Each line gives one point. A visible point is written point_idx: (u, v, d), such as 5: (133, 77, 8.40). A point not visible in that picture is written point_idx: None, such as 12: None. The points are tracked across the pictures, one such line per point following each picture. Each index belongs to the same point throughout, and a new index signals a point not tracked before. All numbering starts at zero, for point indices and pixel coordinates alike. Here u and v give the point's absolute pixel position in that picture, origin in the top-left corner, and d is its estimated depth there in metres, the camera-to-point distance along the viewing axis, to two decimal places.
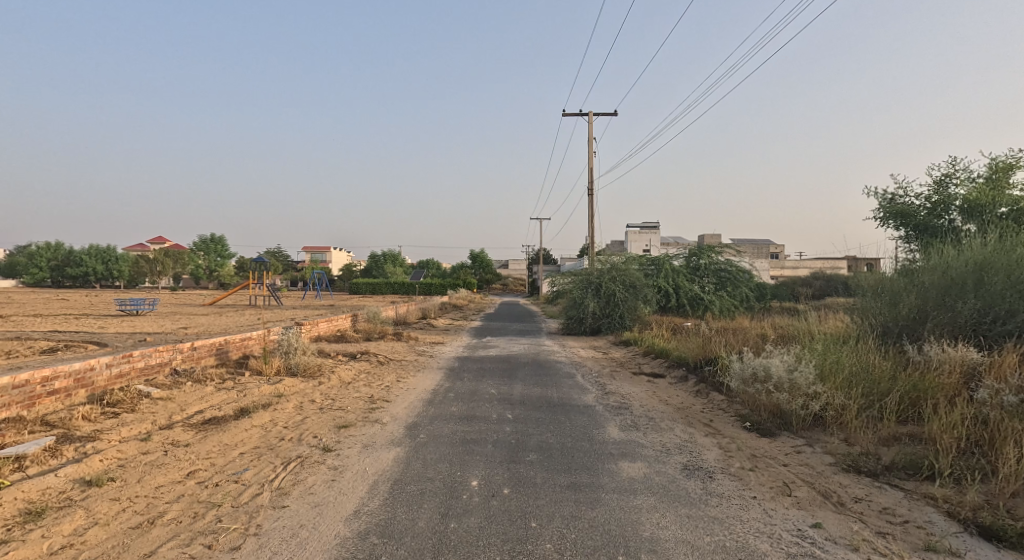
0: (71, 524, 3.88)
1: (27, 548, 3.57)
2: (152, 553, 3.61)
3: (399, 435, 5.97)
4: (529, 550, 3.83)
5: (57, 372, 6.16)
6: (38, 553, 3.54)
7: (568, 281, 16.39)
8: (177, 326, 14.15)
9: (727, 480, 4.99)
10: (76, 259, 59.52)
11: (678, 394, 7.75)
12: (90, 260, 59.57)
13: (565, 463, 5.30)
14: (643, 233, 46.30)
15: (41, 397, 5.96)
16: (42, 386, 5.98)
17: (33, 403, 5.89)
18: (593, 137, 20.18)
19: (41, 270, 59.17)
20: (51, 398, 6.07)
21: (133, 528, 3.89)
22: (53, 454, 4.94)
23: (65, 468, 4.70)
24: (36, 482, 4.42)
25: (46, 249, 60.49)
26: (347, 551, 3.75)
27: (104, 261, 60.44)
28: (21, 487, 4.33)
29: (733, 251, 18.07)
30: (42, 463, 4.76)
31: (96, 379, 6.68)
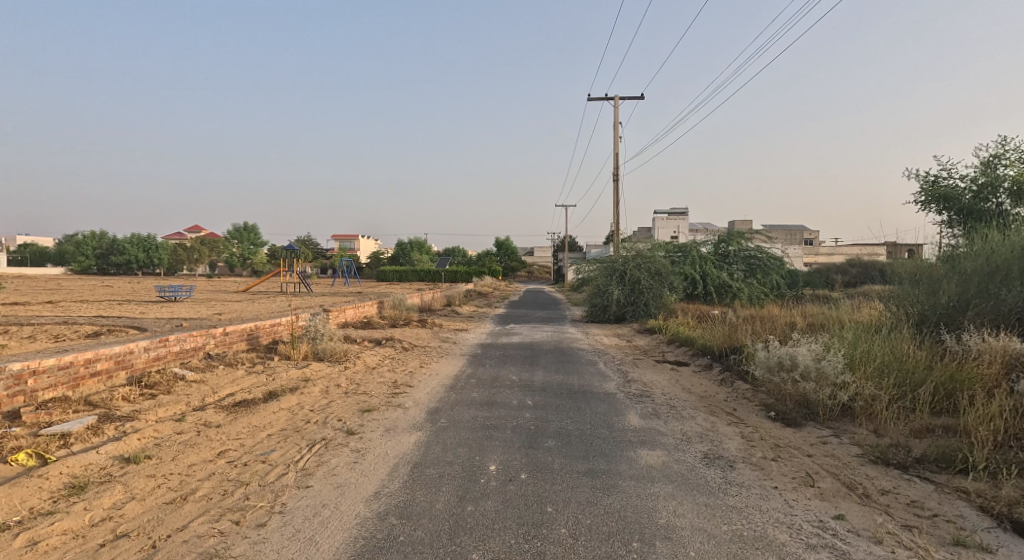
0: (111, 498, 4.12)
1: (70, 520, 3.80)
2: (185, 528, 3.79)
3: (421, 419, 6.08)
4: (544, 534, 3.90)
5: (99, 354, 6.48)
6: (80, 524, 3.77)
7: (592, 269, 16.29)
8: (212, 312, 14.64)
9: (748, 470, 4.94)
10: (120, 248, 61.93)
11: (701, 382, 7.67)
12: (133, 248, 61.89)
13: (584, 450, 5.32)
14: (671, 219, 45.81)
15: (85, 378, 6.30)
16: (85, 367, 6.31)
17: (78, 384, 6.23)
18: (620, 121, 19.86)
19: (88, 259, 61.95)
20: (93, 379, 6.40)
21: (167, 503, 4.10)
22: (95, 432, 5.21)
23: (106, 445, 4.96)
24: (80, 458, 4.68)
25: (92, 238, 63.36)
26: (366, 531, 3.87)
27: (146, 250, 62.74)
28: (67, 462, 4.60)
29: (763, 237, 17.62)
30: (85, 440, 5.03)
31: (135, 361, 7.00)
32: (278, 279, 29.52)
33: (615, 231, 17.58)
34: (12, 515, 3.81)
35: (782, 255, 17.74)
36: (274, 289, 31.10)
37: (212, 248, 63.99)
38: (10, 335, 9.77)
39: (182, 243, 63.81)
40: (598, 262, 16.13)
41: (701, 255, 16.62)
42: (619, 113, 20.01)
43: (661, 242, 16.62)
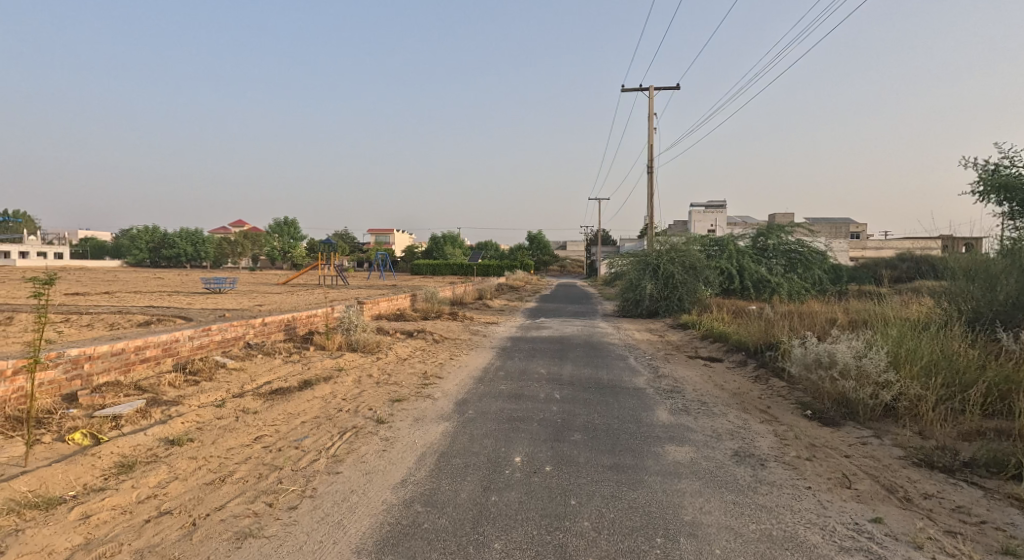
0: (156, 477, 4.33)
1: (119, 496, 4.02)
2: (222, 507, 3.96)
3: (449, 410, 6.16)
4: (567, 526, 3.90)
5: (148, 342, 6.82)
6: (128, 501, 3.98)
7: (625, 263, 16.10)
8: (253, 303, 15.18)
9: (781, 469, 4.72)
10: (171, 242, 64.78)
11: (735, 379, 7.47)
12: (183, 242, 64.67)
13: (610, 444, 5.27)
14: (709, 212, 44.71)
15: (135, 364, 6.63)
16: (136, 354, 6.64)
17: (129, 369, 6.56)
18: (655, 112, 19.47)
19: (142, 252, 65.13)
20: (143, 365, 6.73)
21: (207, 484, 4.28)
22: (143, 415, 5.48)
23: (153, 427, 5.22)
24: (129, 439, 4.94)
25: (146, 233, 66.54)
26: (392, 518, 3.95)
27: (195, 244, 65.42)
28: (117, 442, 4.86)
29: (806, 230, 17.03)
30: (134, 422, 5.30)
31: (180, 349, 7.31)
32: (316, 271, 30.22)
33: (649, 224, 17.31)
34: (67, 490, 4.06)
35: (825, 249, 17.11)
36: (312, 281, 31.89)
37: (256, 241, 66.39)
38: (69, 323, 10.38)
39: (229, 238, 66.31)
40: (631, 255, 15.92)
41: (738, 249, 16.21)
42: (655, 103, 19.58)
43: (697, 235, 16.30)
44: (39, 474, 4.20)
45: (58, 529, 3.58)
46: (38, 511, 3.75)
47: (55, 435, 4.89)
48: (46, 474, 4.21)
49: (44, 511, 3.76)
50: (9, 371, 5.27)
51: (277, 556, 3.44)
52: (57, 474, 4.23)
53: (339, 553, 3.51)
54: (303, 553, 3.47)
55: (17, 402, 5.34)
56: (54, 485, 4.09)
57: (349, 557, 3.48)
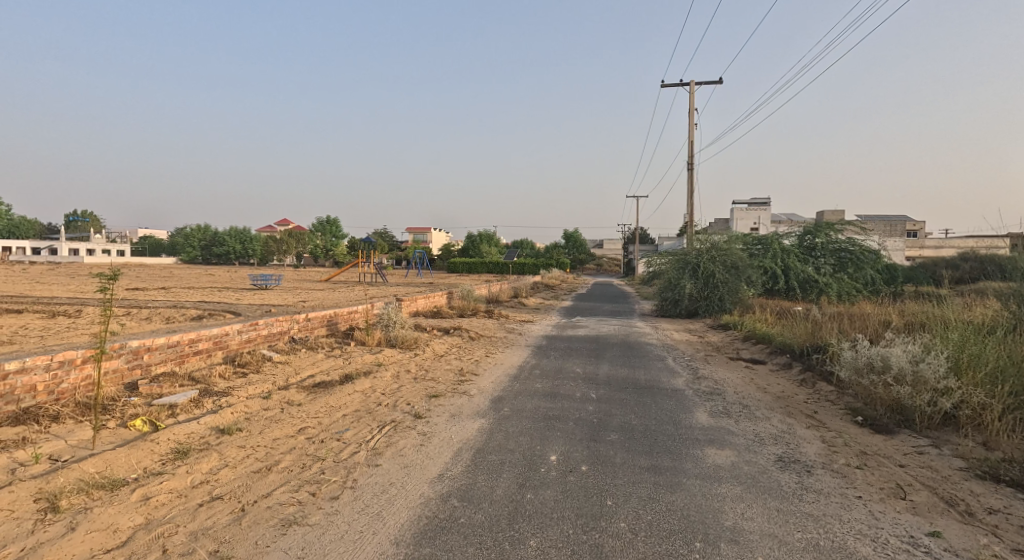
0: (208, 463, 4.46)
1: (176, 480, 4.16)
2: (269, 495, 4.04)
3: (485, 407, 6.16)
4: (603, 527, 3.84)
5: (200, 335, 7.03)
6: (183, 485, 4.11)
7: (663, 262, 15.83)
8: (298, 299, 15.60)
9: (828, 476, 4.46)
10: (221, 240, 67.27)
11: (779, 382, 7.20)
12: (232, 241, 67.10)
13: (648, 446, 5.14)
14: (752, 210, 43.48)
15: (189, 356, 6.86)
16: (189, 346, 6.86)
17: (183, 360, 6.79)
18: (695, 108, 19.01)
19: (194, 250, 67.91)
20: (196, 356, 6.95)
21: (255, 472, 4.38)
22: (196, 405, 5.66)
23: (205, 416, 5.38)
24: (184, 427, 5.10)
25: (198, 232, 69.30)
26: (429, 512, 3.96)
27: (243, 242, 67.74)
28: (173, 429, 5.03)
29: (857, 228, 16.36)
30: (188, 411, 5.48)
31: (230, 342, 7.52)
32: (358, 268, 30.80)
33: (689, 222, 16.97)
34: (129, 472, 4.22)
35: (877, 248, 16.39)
36: (354, 279, 32.52)
37: (299, 240, 68.22)
38: (129, 316, 10.87)
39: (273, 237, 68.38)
40: (670, 255, 15.63)
41: (783, 249, 15.73)
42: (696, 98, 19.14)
43: (739, 234, 15.92)
44: (104, 457, 4.38)
45: (122, 509, 3.73)
46: (104, 492, 3.91)
47: (118, 421, 5.11)
48: (110, 456, 4.39)
49: (109, 492, 3.92)
50: (79, 359, 5.53)
51: (321, 543, 3.49)
52: (120, 457, 4.41)
53: (379, 543, 3.54)
54: (345, 543, 3.51)
55: (85, 390, 5.60)
56: (117, 467, 4.25)
57: (388, 548, 3.50)
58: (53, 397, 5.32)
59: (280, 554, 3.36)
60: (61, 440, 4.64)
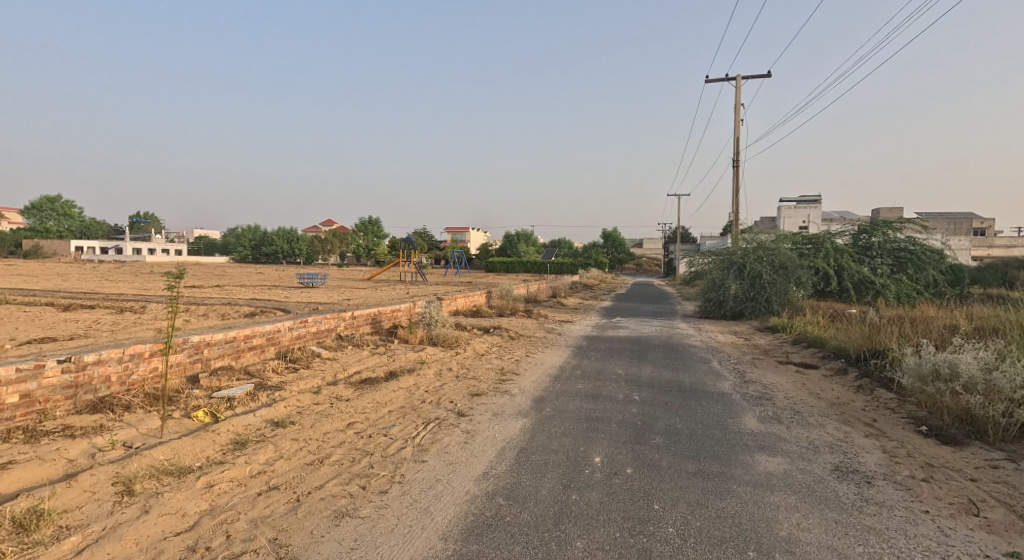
0: (265, 455, 4.56)
1: (236, 469, 4.26)
2: (321, 487, 4.10)
3: (527, 407, 6.13)
4: (650, 531, 3.76)
5: (255, 331, 7.20)
6: (243, 474, 4.21)
7: (706, 261, 15.52)
8: (342, 297, 15.93)
9: (891, 488, 4.26)
10: (269, 239, 69.47)
11: (833, 387, 6.91)
12: (280, 240, 69.14)
13: (695, 450, 5.02)
14: (802, 207, 42.25)
15: (245, 351, 7.03)
16: (245, 342, 7.04)
17: (239, 355, 6.97)
18: (741, 103, 18.53)
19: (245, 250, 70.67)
20: (251, 351, 7.13)
21: (308, 464, 4.46)
22: (252, 398, 5.81)
23: (261, 409, 5.51)
24: (241, 419, 5.23)
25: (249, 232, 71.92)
26: (476, 509, 3.96)
27: (290, 242, 69.74)
28: (231, 421, 5.16)
29: (919, 226, 15.61)
30: (246, 404, 5.63)
31: (282, 338, 7.69)
32: (401, 267, 31.28)
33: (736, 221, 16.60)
34: (194, 460, 4.35)
35: (941, 247, 15.59)
36: (397, 277, 33.04)
37: (342, 239, 69.80)
38: (187, 312, 11.30)
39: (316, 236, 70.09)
40: (714, 255, 15.31)
41: (836, 248, 15.21)
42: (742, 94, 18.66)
43: (788, 233, 15.53)
44: (171, 445, 4.54)
45: (188, 495, 3.84)
46: (172, 478, 4.05)
47: (182, 412, 5.28)
48: (177, 445, 4.54)
49: (177, 478, 4.05)
50: (146, 353, 5.76)
51: (373, 536, 3.53)
52: (185, 446, 4.55)
53: (428, 538, 3.56)
54: (395, 537, 3.54)
55: (152, 381, 5.82)
56: (183, 455, 4.40)
57: (437, 544, 3.51)
58: (124, 387, 5.55)
59: (335, 544, 3.40)
60: (133, 428, 4.83)
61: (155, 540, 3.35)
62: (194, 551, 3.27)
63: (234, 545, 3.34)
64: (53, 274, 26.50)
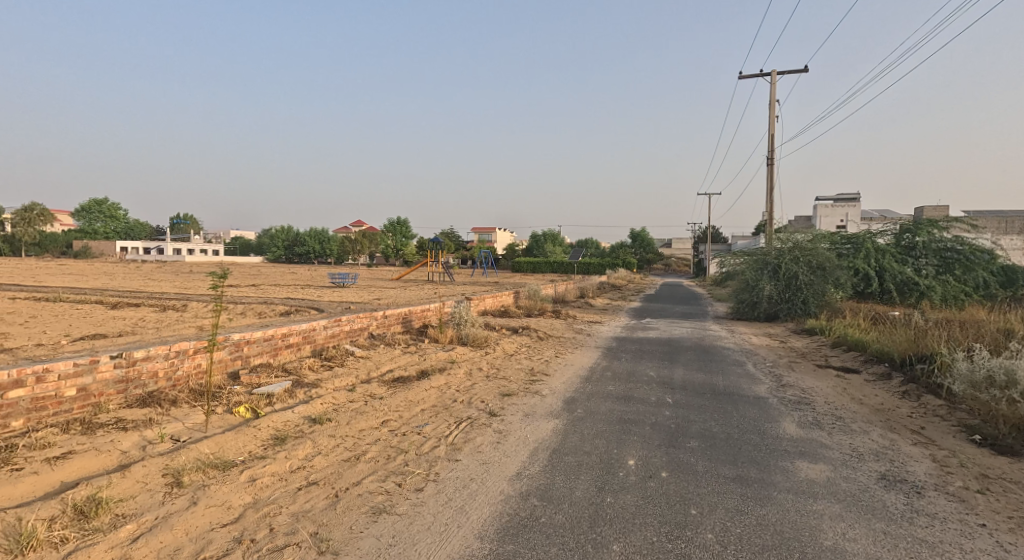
0: (304, 450, 4.60)
1: (277, 464, 4.30)
2: (358, 483, 4.11)
3: (558, 407, 6.08)
4: (689, 536, 3.68)
5: (292, 329, 7.29)
6: (283, 469, 4.25)
7: (738, 262, 15.26)
8: (372, 297, 16.08)
9: (943, 500, 4.10)
10: (301, 239, 70.69)
11: (876, 393, 6.68)
12: (313, 241, 70.11)
13: (732, 455, 4.91)
14: (839, 206, 41.30)
15: (282, 349, 7.12)
16: (282, 340, 7.12)
17: (277, 353, 7.06)
18: (776, 99, 18.12)
19: (279, 250, 72.28)
20: (288, 350, 7.21)
21: (345, 461, 4.48)
22: (290, 395, 5.87)
23: (298, 406, 5.56)
24: (281, 415, 5.29)
25: (282, 233, 73.41)
26: (510, 509, 3.92)
27: (321, 242, 70.77)
28: (271, 417, 5.22)
29: (967, 225, 15.04)
30: (284, 400, 5.69)
31: (317, 337, 7.76)
32: (428, 267, 31.51)
33: (771, 221, 16.30)
34: (237, 454, 4.41)
35: (991, 247, 14.99)
36: (425, 276, 33.25)
37: (370, 239, 70.66)
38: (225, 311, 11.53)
39: (346, 237, 71.08)
40: (746, 255, 15.04)
41: (877, 248, 14.81)
42: (777, 90, 18.26)
43: (826, 233, 15.22)
44: (216, 440, 4.60)
45: (233, 487, 3.89)
46: (217, 471, 4.10)
47: (225, 407, 5.37)
48: (221, 440, 4.60)
49: (222, 471, 4.11)
50: (191, 350, 5.85)
51: (410, 533, 3.52)
52: (228, 441, 4.61)
53: (464, 537, 3.54)
54: (431, 535, 3.52)
55: (196, 377, 5.93)
56: (227, 449, 4.46)
57: (473, 542, 3.49)
58: (170, 383, 5.66)
59: (374, 540, 3.41)
60: (180, 422, 4.91)
61: (204, 531, 3.39)
62: (239, 542, 3.30)
63: (278, 538, 3.36)
64: (101, 274, 27.21)
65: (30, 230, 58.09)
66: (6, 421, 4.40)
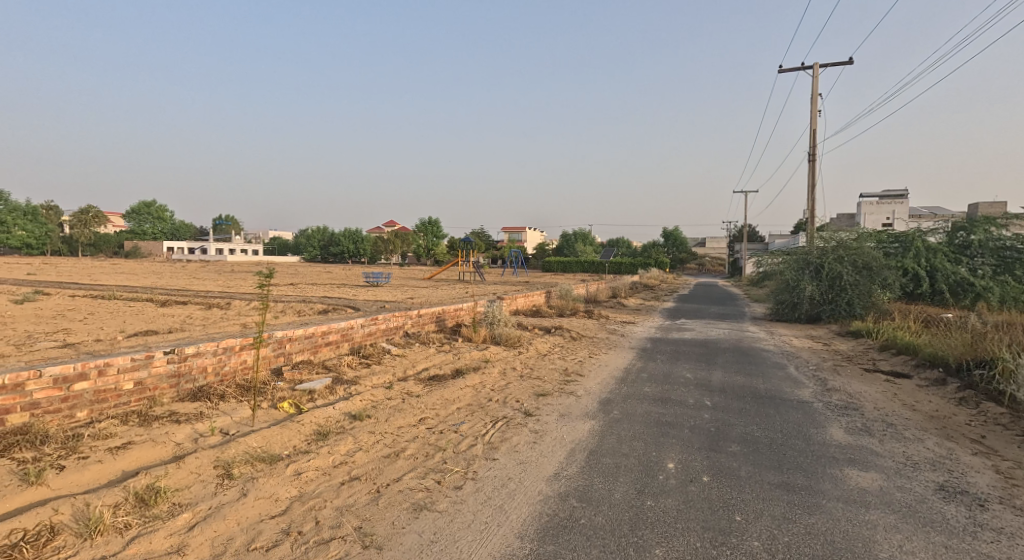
0: (345, 446, 4.61)
1: (320, 459, 4.32)
2: (398, 480, 4.09)
3: (593, 408, 5.98)
4: (734, 543, 3.56)
5: (331, 327, 7.36)
6: (326, 464, 4.26)
7: (778, 261, 14.90)
8: (405, 296, 16.19)
9: (1009, 514, 3.88)
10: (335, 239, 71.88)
11: (930, 399, 6.40)
12: (347, 241, 71.11)
13: (776, 460, 4.75)
14: (883, 204, 40.01)
15: (322, 346, 7.19)
16: (322, 338, 7.19)
17: (317, 350, 7.13)
18: (818, 94, 17.61)
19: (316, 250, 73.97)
20: (327, 347, 7.28)
21: (385, 457, 4.47)
22: (331, 391, 5.92)
23: (339, 402, 5.59)
24: (322, 411, 5.32)
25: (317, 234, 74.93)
26: (549, 509, 3.85)
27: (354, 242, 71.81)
28: (313, 412, 5.26)
29: None
30: (325, 397, 5.74)
31: (355, 335, 7.82)
32: (460, 267, 31.67)
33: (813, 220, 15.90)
34: (283, 449, 4.44)
35: None
36: (455, 276, 33.44)
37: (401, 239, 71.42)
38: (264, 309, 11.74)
39: (378, 237, 72.06)
40: (786, 255, 14.67)
41: (928, 247, 14.28)
42: (819, 84, 17.74)
43: (871, 232, 14.79)
44: (263, 434, 4.65)
45: (280, 481, 3.92)
46: (265, 464, 4.14)
47: (270, 402, 5.43)
48: (267, 434, 4.65)
49: (269, 464, 4.14)
50: (237, 346, 5.93)
51: (451, 530, 3.48)
52: (274, 435, 4.65)
53: (504, 536, 3.48)
54: (471, 533, 3.48)
55: (242, 372, 6.02)
56: (273, 443, 4.50)
57: (513, 542, 3.44)
58: (218, 378, 5.75)
59: (415, 536, 3.38)
60: (228, 416, 4.99)
61: (254, 522, 3.42)
62: (287, 534, 3.32)
63: (323, 530, 3.37)
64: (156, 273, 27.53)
65: (85, 230, 59.95)
66: (72, 411, 4.56)
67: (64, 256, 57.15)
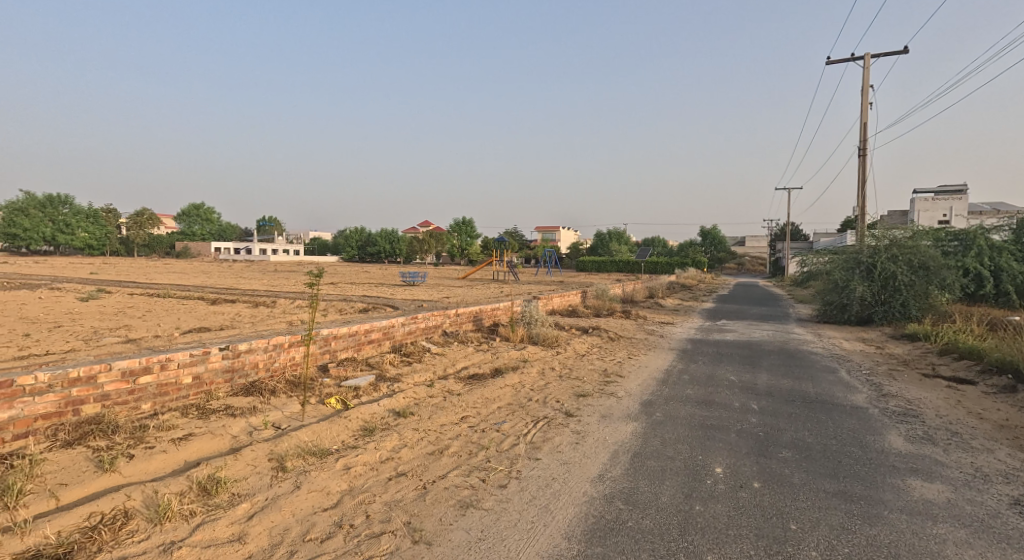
0: (391, 442, 4.58)
1: (368, 454, 4.30)
2: (443, 477, 4.04)
3: (635, 410, 5.83)
4: (791, 552, 3.40)
5: (373, 326, 7.37)
6: (373, 459, 4.23)
7: (825, 261, 14.43)
8: (441, 295, 16.23)
9: None
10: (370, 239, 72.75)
11: (997, 407, 6.06)
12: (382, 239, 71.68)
13: (832, 468, 4.54)
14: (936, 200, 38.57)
15: (365, 344, 7.22)
16: (365, 336, 7.22)
17: (360, 348, 7.16)
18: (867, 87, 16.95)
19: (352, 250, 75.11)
20: (370, 345, 7.31)
21: (430, 454, 4.43)
22: (375, 388, 5.92)
23: (382, 399, 5.58)
24: (367, 407, 5.31)
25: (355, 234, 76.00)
26: (595, 511, 3.75)
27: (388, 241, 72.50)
28: (359, 409, 5.25)
29: None
30: (369, 394, 5.74)
31: (396, 333, 7.83)
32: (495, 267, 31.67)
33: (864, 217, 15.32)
34: (332, 443, 4.43)
35: None
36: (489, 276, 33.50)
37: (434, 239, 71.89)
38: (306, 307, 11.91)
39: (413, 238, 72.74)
40: (834, 254, 14.18)
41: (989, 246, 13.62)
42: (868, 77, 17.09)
43: (927, 230, 14.17)
44: (313, 429, 4.65)
45: (330, 474, 3.91)
46: (316, 458, 4.14)
47: (318, 398, 5.45)
48: (318, 429, 4.65)
49: (319, 458, 4.14)
50: (286, 343, 5.98)
51: (497, 528, 3.41)
52: (324, 430, 4.65)
53: (551, 536, 3.39)
54: (518, 532, 3.40)
55: (292, 369, 6.06)
56: (323, 438, 4.50)
57: (561, 542, 3.34)
58: (269, 373, 5.80)
59: (463, 533, 3.32)
60: (279, 411, 5.01)
61: (308, 514, 3.40)
62: (340, 527, 3.29)
63: (374, 524, 3.33)
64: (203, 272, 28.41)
65: (142, 232, 62.80)
66: (137, 403, 4.64)
67: (116, 255, 59.38)
